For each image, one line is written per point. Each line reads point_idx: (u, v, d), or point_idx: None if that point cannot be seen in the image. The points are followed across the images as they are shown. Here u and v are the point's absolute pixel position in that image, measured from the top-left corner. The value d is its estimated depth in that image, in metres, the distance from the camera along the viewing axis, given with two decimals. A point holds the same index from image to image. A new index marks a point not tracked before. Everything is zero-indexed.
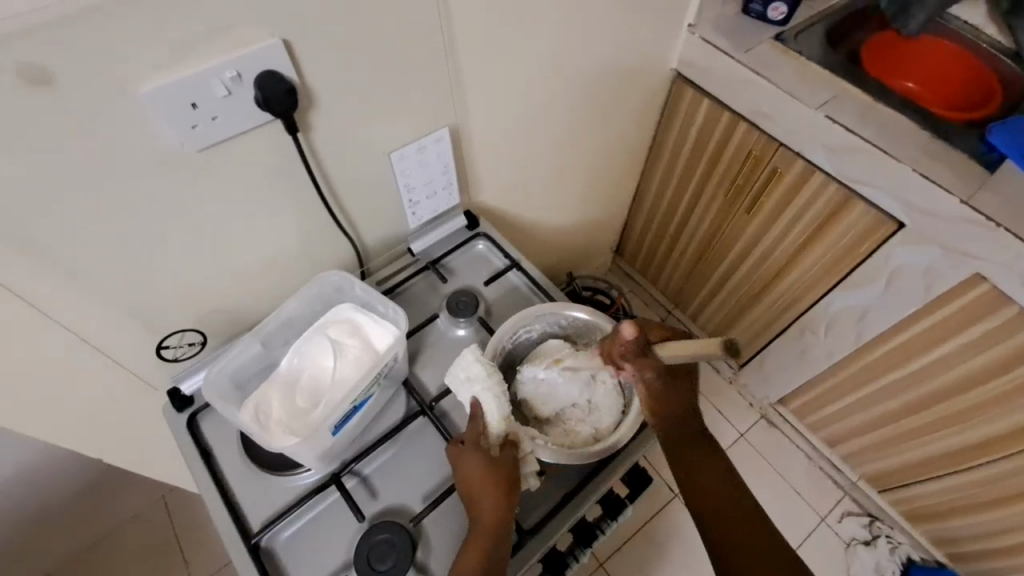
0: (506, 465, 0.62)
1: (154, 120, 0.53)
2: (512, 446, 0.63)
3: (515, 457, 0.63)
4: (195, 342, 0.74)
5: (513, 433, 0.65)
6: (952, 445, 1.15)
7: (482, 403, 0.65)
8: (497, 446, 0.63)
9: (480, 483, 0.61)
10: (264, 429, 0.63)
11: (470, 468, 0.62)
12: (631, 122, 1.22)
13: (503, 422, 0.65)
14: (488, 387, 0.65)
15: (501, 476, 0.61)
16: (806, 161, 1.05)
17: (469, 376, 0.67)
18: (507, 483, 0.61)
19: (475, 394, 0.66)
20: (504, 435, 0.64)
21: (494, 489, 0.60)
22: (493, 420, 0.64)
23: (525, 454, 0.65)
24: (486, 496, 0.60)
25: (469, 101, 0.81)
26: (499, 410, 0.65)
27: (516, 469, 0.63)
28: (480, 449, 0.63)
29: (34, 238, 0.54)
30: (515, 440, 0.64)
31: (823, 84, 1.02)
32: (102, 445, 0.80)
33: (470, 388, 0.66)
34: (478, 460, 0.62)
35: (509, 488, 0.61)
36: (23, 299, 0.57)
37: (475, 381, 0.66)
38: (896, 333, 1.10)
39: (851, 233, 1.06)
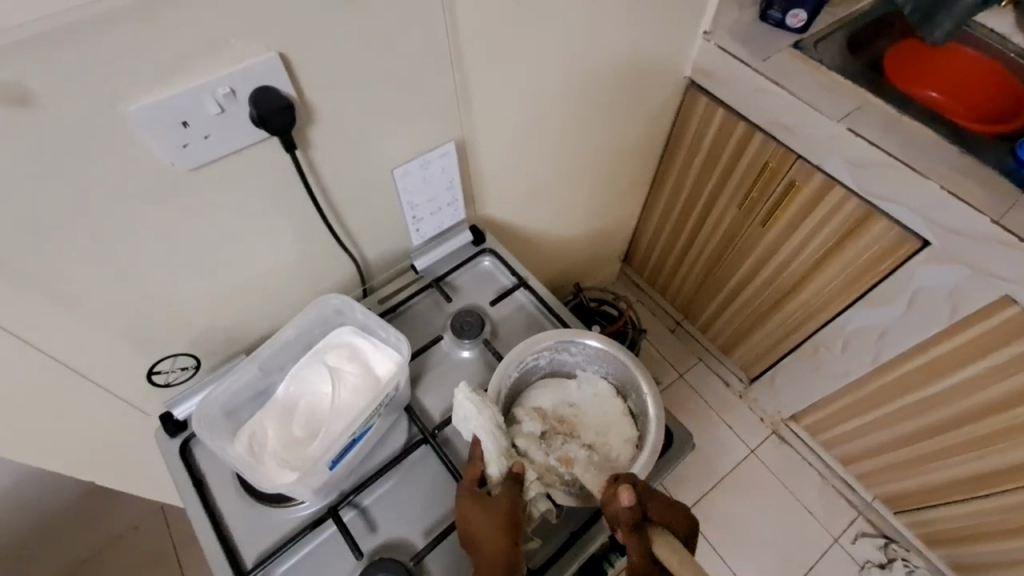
0: (507, 505, 0.58)
1: (142, 140, 0.50)
2: (515, 482, 0.59)
3: (516, 493, 0.59)
4: (188, 365, 0.71)
5: (518, 464, 0.60)
6: (975, 470, 1.11)
7: (479, 441, 0.62)
8: (497, 483, 0.60)
9: (483, 526, 0.57)
10: (258, 462, 0.60)
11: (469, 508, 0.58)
12: (643, 132, 1.18)
13: (501, 456, 0.61)
14: (480, 424, 0.61)
15: (501, 520, 0.57)
16: (826, 175, 1.01)
17: (465, 415, 0.63)
18: (509, 525, 0.56)
19: (473, 432, 0.62)
20: (505, 471, 0.61)
21: (496, 532, 0.56)
22: (490, 454, 0.61)
23: (529, 483, 0.60)
24: (486, 539, 0.56)
25: (476, 113, 0.78)
26: (495, 444, 0.61)
27: (519, 505, 0.58)
28: (474, 492, 0.59)
29: (17, 265, 0.51)
30: (518, 473, 0.60)
31: (845, 95, 0.98)
32: (94, 468, 0.78)
33: (468, 425, 0.63)
34: (476, 501, 0.58)
35: (512, 530, 0.56)
36: (6, 327, 0.55)
37: (470, 419, 0.63)
38: (918, 353, 1.06)
39: (872, 250, 1.02)
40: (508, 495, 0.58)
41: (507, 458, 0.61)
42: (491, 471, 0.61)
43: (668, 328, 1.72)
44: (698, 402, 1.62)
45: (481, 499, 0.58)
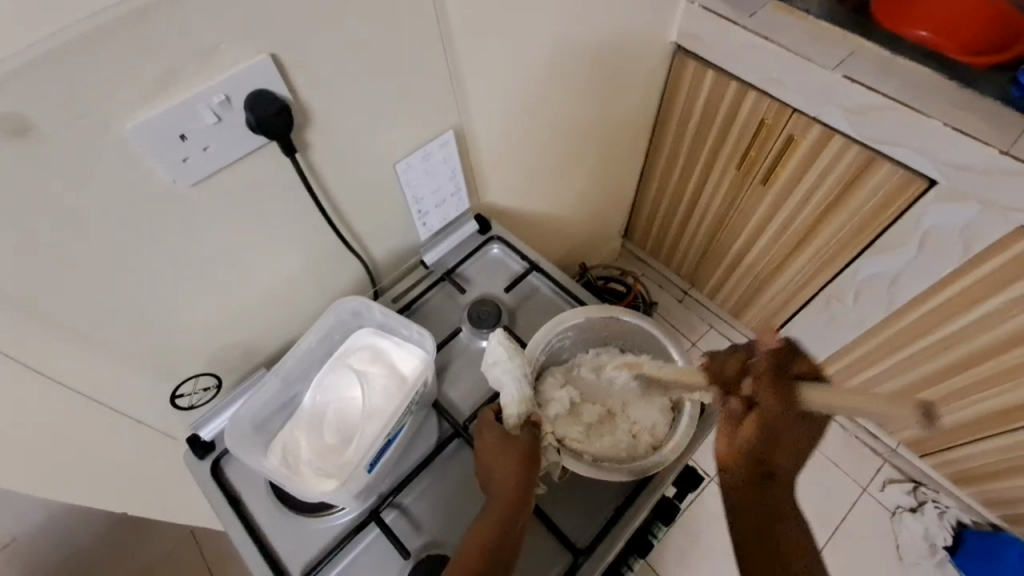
0: (528, 441, 0.59)
1: (142, 157, 0.49)
2: (532, 425, 0.61)
3: (531, 434, 0.60)
4: (209, 385, 0.70)
5: (537, 414, 0.62)
6: (997, 405, 1.11)
7: (503, 388, 0.63)
8: (516, 426, 0.61)
9: (498, 459, 0.58)
10: (294, 474, 0.59)
11: (488, 446, 0.59)
12: (634, 102, 1.16)
13: (521, 403, 0.62)
14: (508, 369, 0.63)
15: (518, 450, 0.58)
16: (824, 125, 1.01)
17: (493, 360, 0.64)
18: (528, 457, 0.58)
19: (499, 378, 0.63)
20: (523, 416, 0.61)
21: (513, 459, 0.57)
22: (510, 399, 0.62)
23: (546, 433, 0.62)
24: (501, 469, 0.57)
25: (470, 98, 0.76)
26: (519, 391, 0.62)
27: (536, 445, 0.60)
28: (496, 428, 0.60)
29: (27, 300, 0.49)
30: (537, 421, 0.61)
31: (836, 43, 0.96)
32: (125, 500, 0.77)
33: (495, 371, 0.64)
34: (495, 436, 0.60)
35: (530, 462, 0.57)
36: (26, 366, 0.53)
37: (498, 364, 0.63)
38: (933, 295, 1.06)
39: (879, 195, 1.01)
40: (527, 434, 0.60)
41: (528, 406, 0.62)
42: (508, 415, 0.61)
43: (676, 299, 1.72)
44: None
45: (500, 434, 0.60)
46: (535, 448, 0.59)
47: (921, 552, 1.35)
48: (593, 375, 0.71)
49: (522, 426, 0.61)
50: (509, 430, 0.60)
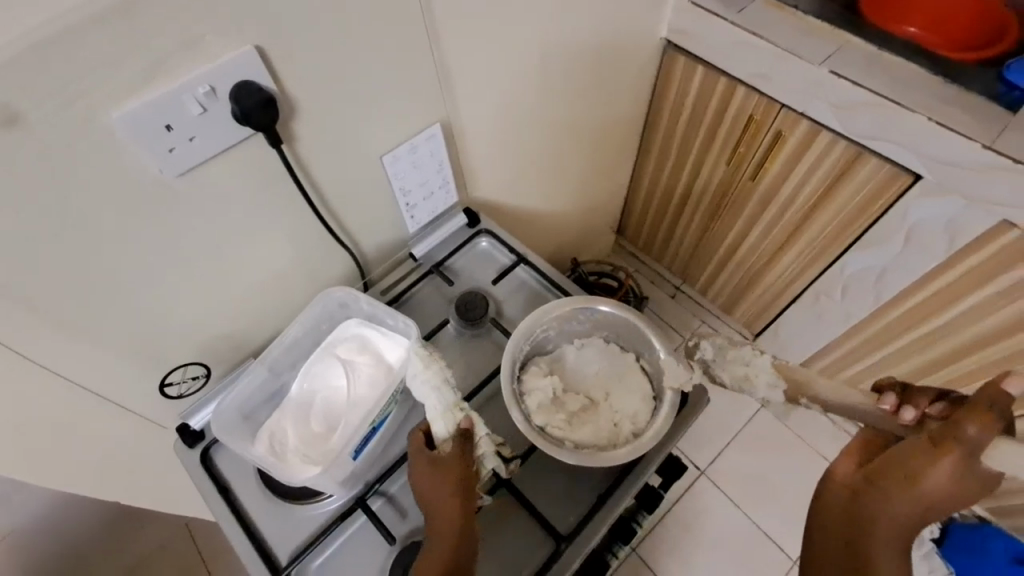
0: (457, 460, 0.59)
1: (127, 147, 0.49)
2: (464, 435, 0.60)
3: (462, 450, 0.60)
4: (198, 374, 0.71)
5: (467, 419, 0.61)
6: None
7: (427, 403, 0.62)
8: (446, 443, 0.60)
9: (434, 483, 0.58)
10: (281, 461, 0.60)
11: (421, 473, 0.59)
12: (624, 99, 1.17)
13: (448, 410, 0.61)
14: (427, 381, 0.62)
15: (452, 473, 0.58)
16: (811, 121, 1.02)
17: (410, 374, 0.63)
18: (464, 479, 0.58)
19: (420, 390, 0.62)
20: (453, 425, 0.61)
21: (449, 483, 0.58)
22: (436, 412, 0.61)
23: (481, 438, 0.62)
24: (439, 492, 0.58)
25: (458, 92, 0.77)
26: (443, 400, 0.62)
27: (470, 457, 0.60)
28: (426, 454, 0.60)
29: (14, 288, 0.50)
30: (467, 428, 0.60)
31: (823, 39, 0.97)
32: (116, 488, 0.78)
33: (416, 385, 0.63)
34: (426, 465, 0.59)
35: (466, 486, 0.58)
36: (16, 354, 0.54)
37: (416, 377, 0.63)
38: (920, 289, 1.07)
39: (864, 191, 1.02)
40: (457, 450, 0.59)
41: (456, 414, 0.61)
42: (439, 429, 0.61)
43: (668, 294, 1.73)
44: None
45: (430, 461, 0.59)
46: (468, 463, 0.59)
47: None
48: (578, 366, 0.72)
49: (451, 440, 0.60)
50: (438, 452, 0.60)
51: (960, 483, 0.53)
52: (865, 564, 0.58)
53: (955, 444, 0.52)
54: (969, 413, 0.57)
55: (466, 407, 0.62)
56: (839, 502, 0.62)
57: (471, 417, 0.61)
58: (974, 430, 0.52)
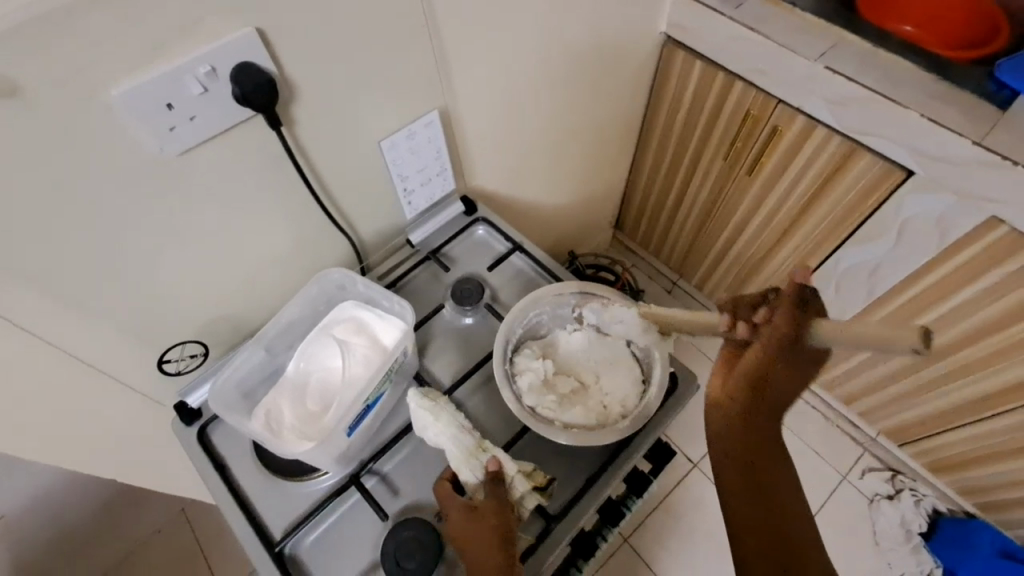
0: (492, 509, 0.58)
1: (129, 123, 0.51)
2: (494, 481, 0.60)
3: (496, 496, 0.59)
4: (196, 353, 0.72)
5: (494, 461, 0.61)
6: (971, 394, 1.14)
7: (448, 452, 0.62)
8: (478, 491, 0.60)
9: (473, 536, 0.57)
10: (277, 438, 0.61)
11: (459, 525, 0.58)
12: (623, 92, 1.18)
13: (470, 456, 0.61)
14: (441, 430, 0.62)
15: (490, 522, 0.57)
16: (807, 117, 1.03)
17: (423, 424, 0.64)
18: (501, 527, 0.57)
19: (438, 439, 0.63)
20: (481, 469, 0.61)
21: (489, 534, 0.57)
22: (459, 461, 0.61)
23: (512, 480, 0.61)
24: (480, 546, 0.57)
25: (457, 80, 0.78)
26: (462, 447, 0.62)
27: (506, 500, 0.60)
28: (460, 505, 0.59)
29: (15, 259, 0.51)
30: (496, 472, 0.60)
31: (819, 35, 0.98)
32: (114, 465, 0.79)
33: (432, 434, 0.63)
34: (462, 515, 0.59)
35: (504, 534, 0.57)
36: (14, 326, 0.55)
37: (429, 428, 0.63)
38: (911, 284, 1.08)
39: (857, 187, 1.03)
40: (490, 497, 0.59)
41: (480, 459, 0.61)
42: (466, 475, 0.61)
43: (664, 290, 1.73)
44: None
45: (466, 509, 0.59)
46: (505, 508, 0.59)
47: (898, 538, 1.38)
48: (570, 350, 0.73)
49: (483, 488, 0.60)
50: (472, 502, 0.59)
51: (798, 372, 0.56)
52: (770, 475, 0.60)
53: (785, 345, 0.54)
54: (787, 314, 0.53)
55: (490, 449, 0.62)
56: (723, 433, 0.60)
57: (496, 459, 0.61)
58: (787, 325, 0.53)
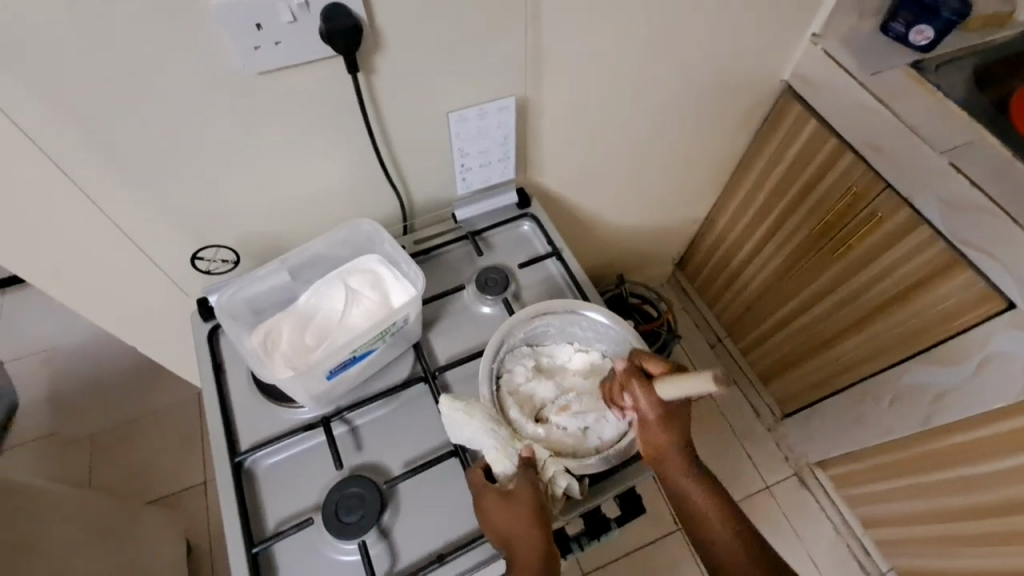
0: (527, 491, 0.58)
1: (220, 32, 0.54)
2: (528, 468, 0.60)
3: (531, 481, 0.59)
4: (228, 259, 0.77)
5: (525, 449, 0.61)
6: (1007, 564, 1.00)
7: (484, 447, 0.61)
8: (512, 479, 0.60)
9: (513, 523, 0.57)
10: (267, 358, 0.64)
11: (495, 510, 0.58)
12: (723, 131, 1.11)
13: (506, 444, 0.61)
14: (475, 426, 0.61)
15: (529, 509, 0.57)
16: (914, 211, 0.93)
17: (459, 425, 0.62)
18: (539, 508, 0.57)
19: (471, 435, 0.61)
20: (516, 455, 0.60)
21: (529, 521, 0.57)
22: (495, 457, 0.60)
23: (545, 464, 0.61)
24: (521, 534, 0.56)
25: (546, 74, 0.77)
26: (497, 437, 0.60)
27: (542, 486, 0.60)
28: (496, 492, 0.59)
29: (92, 125, 0.57)
30: (530, 458, 0.60)
31: (955, 127, 0.88)
32: (133, 336, 0.85)
33: (465, 432, 0.62)
34: (496, 499, 0.59)
35: (543, 517, 0.57)
36: (77, 185, 0.61)
37: (462, 425, 0.61)
38: (977, 425, 0.96)
39: (948, 302, 0.93)
40: (523, 481, 0.59)
41: (516, 446, 0.61)
42: (502, 467, 0.60)
43: (709, 343, 1.62)
44: (723, 426, 1.53)
45: (500, 495, 0.59)
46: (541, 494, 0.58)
47: None
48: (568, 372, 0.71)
49: (518, 475, 0.59)
50: (505, 489, 0.59)
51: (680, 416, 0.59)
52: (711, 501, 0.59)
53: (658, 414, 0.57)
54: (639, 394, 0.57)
55: (518, 437, 0.62)
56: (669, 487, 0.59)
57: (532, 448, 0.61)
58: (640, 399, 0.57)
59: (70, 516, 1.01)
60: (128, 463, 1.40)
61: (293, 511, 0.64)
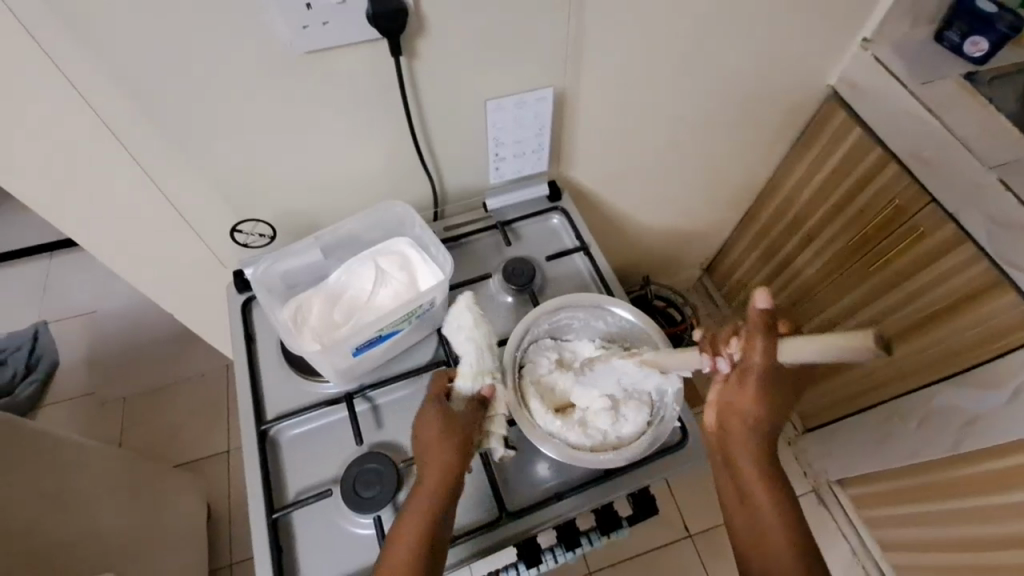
0: (466, 421, 0.61)
1: (271, 10, 0.56)
2: (479, 404, 0.62)
3: (472, 415, 0.62)
4: (265, 234, 0.79)
5: (489, 389, 0.63)
6: None
7: (464, 354, 0.65)
8: (461, 405, 0.62)
9: (436, 445, 0.59)
10: (297, 331, 0.66)
11: (426, 427, 0.61)
12: (762, 135, 1.09)
13: (481, 370, 0.64)
14: (470, 336, 0.66)
15: (457, 436, 0.60)
16: (959, 227, 0.90)
17: (458, 325, 0.67)
18: (466, 440, 0.60)
19: (461, 343, 0.66)
20: (478, 385, 0.63)
21: (451, 448, 0.59)
22: (466, 368, 0.64)
23: (494, 414, 0.63)
24: (435, 456, 0.58)
25: (585, 67, 0.77)
26: (480, 358, 0.64)
27: (479, 424, 0.62)
28: (435, 409, 0.62)
29: (146, 94, 0.59)
30: (486, 397, 0.63)
31: (1010, 141, 0.85)
32: (170, 303, 0.89)
33: (457, 336, 0.67)
34: (435, 413, 0.61)
35: (466, 450, 0.59)
36: (128, 151, 0.64)
37: (460, 329, 0.67)
38: (1012, 453, 0.92)
39: (991, 323, 0.89)
40: (468, 412, 0.61)
41: (485, 379, 0.64)
42: (462, 386, 0.63)
43: None
44: None
45: (440, 411, 0.61)
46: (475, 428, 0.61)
47: None
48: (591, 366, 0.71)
49: (467, 402, 0.62)
50: (448, 411, 0.61)
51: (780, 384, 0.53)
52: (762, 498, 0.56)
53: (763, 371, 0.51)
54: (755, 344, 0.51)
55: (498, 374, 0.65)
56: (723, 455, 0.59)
57: (494, 389, 0.63)
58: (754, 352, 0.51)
59: (101, 471, 1.06)
60: (157, 426, 1.46)
61: (313, 481, 0.66)
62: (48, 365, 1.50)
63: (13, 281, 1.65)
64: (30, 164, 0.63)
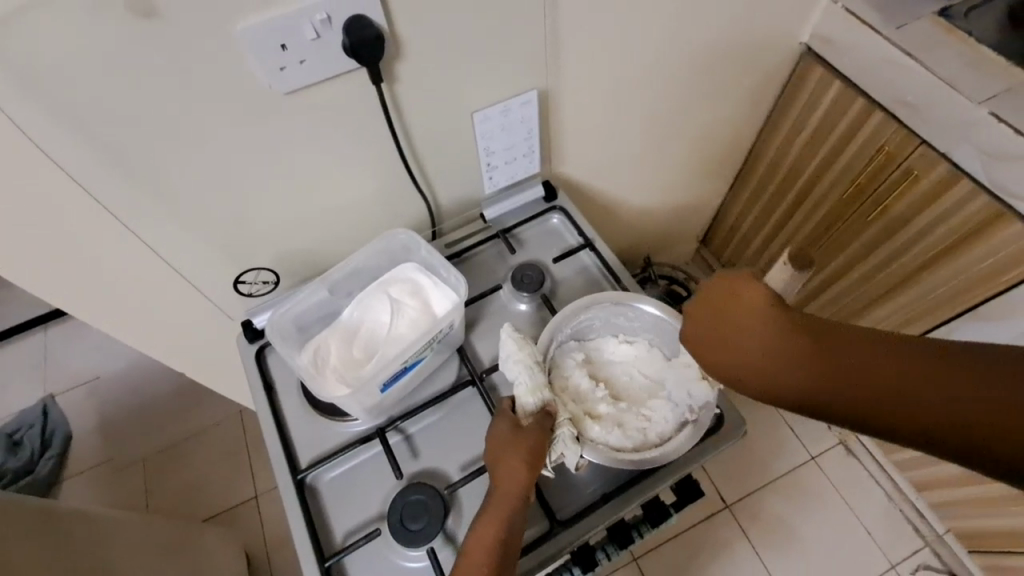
0: (535, 433, 0.58)
1: (245, 56, 0.54)
2: (545, 416, 0.60)
3: (540, 428, 0.59)
4: (268, 280, 0.78)
5: (553, 403, 0.61)
6: None
7: (517, 379, 0.62)
8: (529, 416, 0.60)
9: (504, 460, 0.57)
10: (320, 375, 0.65)
11: (499, 439, 0.59)
12: (743, 103, 1.09)
13: (536, 392, 0.61)
14: (520, 359, 0.63)
15: (523, 451, 0.57)
16: (953, 165, 0.90)
17: (505, 355, 0.64)
18: (530, 455, 0.57)
19: (511, 369, 0.63)
20: (540, 403, 0.61)
21: (517, 463, 0.57)
22: (521, 393, 0.61)
23: (562, 421, 0.61)
24: (505, 469, 0.57)
25: (564, 62, 0.76)
26: (532, 379, 0.62)
27: (548, 439, 0.59)
28: (508, 420, 0.60)
29: (131, 161, 0.58)
30: (552, 411, 0.60)
31: (991, 74, 0.84)
32: (181, 363, 0.87)
33: (509, 365, 0.64)
34: (507, 428, 0.59)
35: (533, 462, 0.57)
36: (117, 220, 0.62)
37: (509, 357, 0.64)
38: None
39: (998, 256, 0.90)
40: (536, 424, 0.59)
41: (545, 395, 0.61)
42: (524, 403, 0.61)
43: None
44: None
45: (511, 426, 0.59)
46: (545, 444, 0.58)
47: None
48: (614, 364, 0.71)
49: (536, 413, 0.60)
50: (520, 422, 0.59)
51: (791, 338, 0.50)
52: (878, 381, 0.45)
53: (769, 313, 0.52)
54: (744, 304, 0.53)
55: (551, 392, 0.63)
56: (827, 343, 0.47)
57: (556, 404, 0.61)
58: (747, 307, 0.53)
59: (135, 540, 1.04)
60: (179, 482, 1.44)
61: (357, 522, 0.65)
62: (62, 438, 1.47)
63: (9, 359, 1.62)
64: (21, 248, 0.61)
